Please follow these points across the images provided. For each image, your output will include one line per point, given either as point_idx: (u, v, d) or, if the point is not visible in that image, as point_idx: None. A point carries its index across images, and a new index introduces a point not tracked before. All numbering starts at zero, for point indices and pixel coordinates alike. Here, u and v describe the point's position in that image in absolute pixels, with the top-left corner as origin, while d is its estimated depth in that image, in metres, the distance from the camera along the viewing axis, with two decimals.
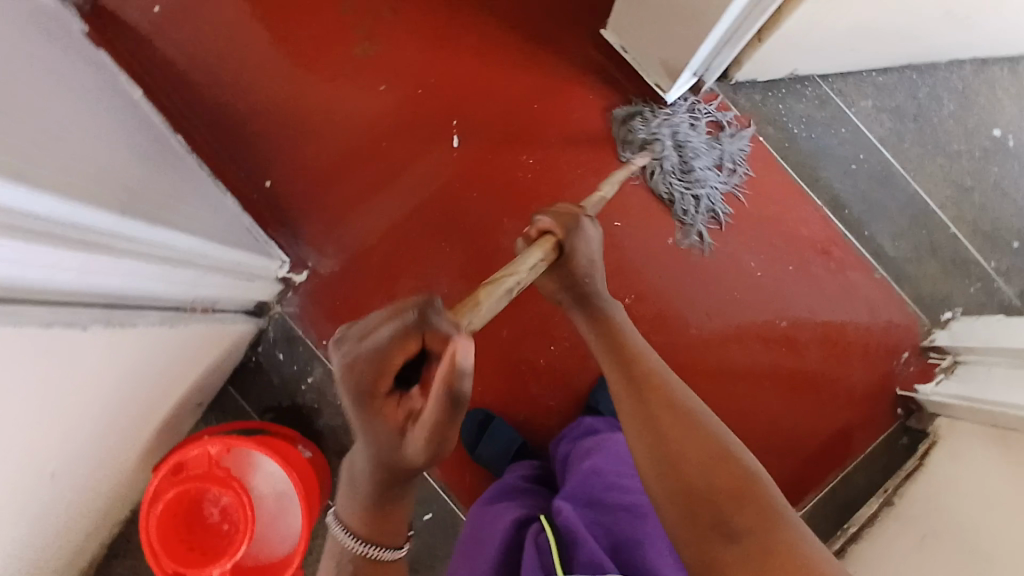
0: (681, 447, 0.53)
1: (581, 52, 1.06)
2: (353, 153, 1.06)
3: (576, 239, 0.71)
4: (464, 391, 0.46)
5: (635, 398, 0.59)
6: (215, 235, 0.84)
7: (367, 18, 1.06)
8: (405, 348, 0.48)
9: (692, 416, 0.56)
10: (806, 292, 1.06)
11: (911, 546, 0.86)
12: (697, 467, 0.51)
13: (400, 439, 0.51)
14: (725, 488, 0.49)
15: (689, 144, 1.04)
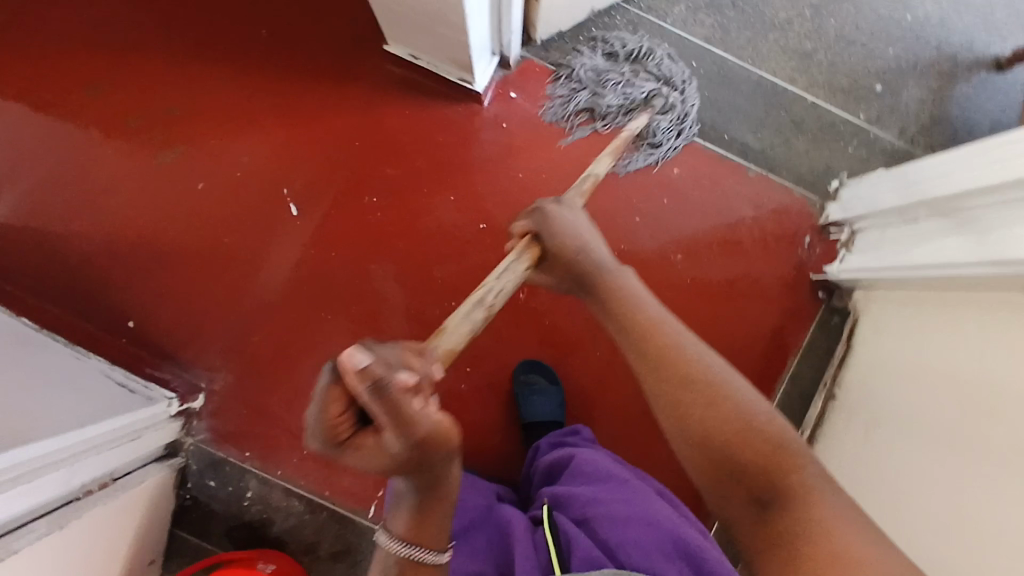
0: (713, 411, 0.47)
1: (381, 74, 1.03)
2: (203, 260, 1.02)
3: (551, 233, 0.68)
4: (378, 387, 0.42)
5: (650, 350, 0.53)
6: (76, 416, 0.81)
7: (164, 125, 1.04)
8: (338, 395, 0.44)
9: (716, 372, 0.50)
10: (691, 218, 1.02)
11: (856, 438, 0.85)
12: (726, 434, 0.46)
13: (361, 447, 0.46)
14: (753, 456, 0.45)
15: (611, 79, 0.98)
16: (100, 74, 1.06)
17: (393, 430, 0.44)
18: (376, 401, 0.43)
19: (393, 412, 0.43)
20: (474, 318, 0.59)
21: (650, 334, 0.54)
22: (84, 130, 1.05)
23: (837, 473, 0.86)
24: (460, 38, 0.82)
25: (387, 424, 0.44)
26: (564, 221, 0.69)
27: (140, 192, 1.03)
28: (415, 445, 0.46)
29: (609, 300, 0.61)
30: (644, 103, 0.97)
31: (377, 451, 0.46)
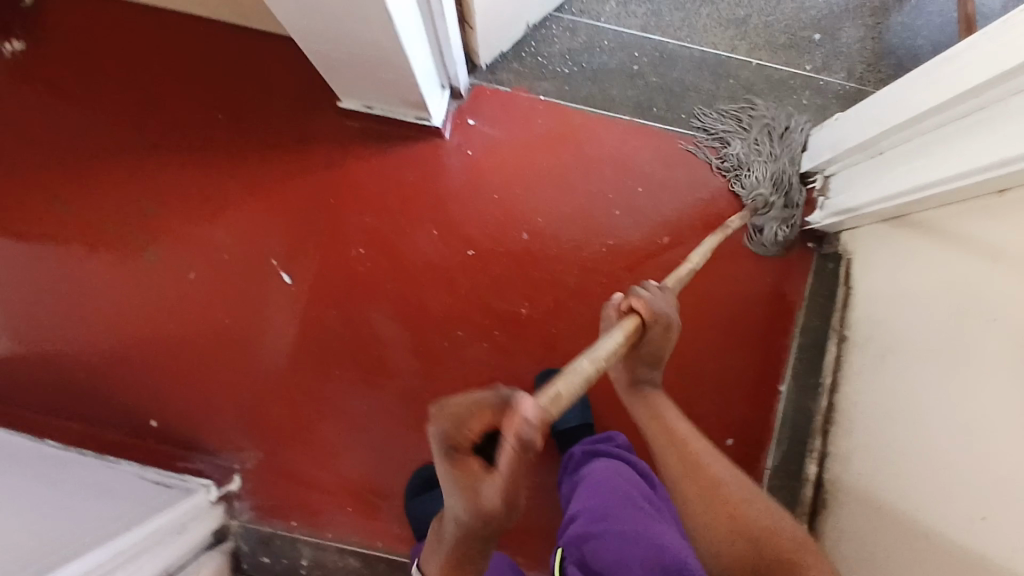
0: (746, 518, 0.58)
1: (341, 130, 1.06)
2: (210, 346, 1.04)
3: (663, 325, 0.65)
4: (529, 449, 0.41)
5: (691, 461, 0.63)
6: (120, 522, 0.82)
7: (146, 226, 1.06)
8: (480, 417, 0.41)
9: (750, 493, 0.61)
10: (669, 199, 1.04)
11: (873, 374, 0.86)
12: (756, 535, 0.56)
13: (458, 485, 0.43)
14: (774, 550, 0.54)
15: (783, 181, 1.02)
16: (68, 190, 1.07)
17: (501, 484, 0.42)
18: (511, 460, 0.41)
19: (516, 475, 0.42)
20: (586, 372, 0.49)
21: (688, 447, 0.65)
22: (67, 246, 1.07)
23: (864, 412, 0.86)
24: (408, 78, 0.85)
25: (502, 484, 0.42)
26: (669, 315, 0.65)
27: (135, 294, 1.05)
28: (499, 519, 0.44)
29: (660, 425, 0.68)
30: (763, 160, 1.02)
31: (470, 488, 0.43)
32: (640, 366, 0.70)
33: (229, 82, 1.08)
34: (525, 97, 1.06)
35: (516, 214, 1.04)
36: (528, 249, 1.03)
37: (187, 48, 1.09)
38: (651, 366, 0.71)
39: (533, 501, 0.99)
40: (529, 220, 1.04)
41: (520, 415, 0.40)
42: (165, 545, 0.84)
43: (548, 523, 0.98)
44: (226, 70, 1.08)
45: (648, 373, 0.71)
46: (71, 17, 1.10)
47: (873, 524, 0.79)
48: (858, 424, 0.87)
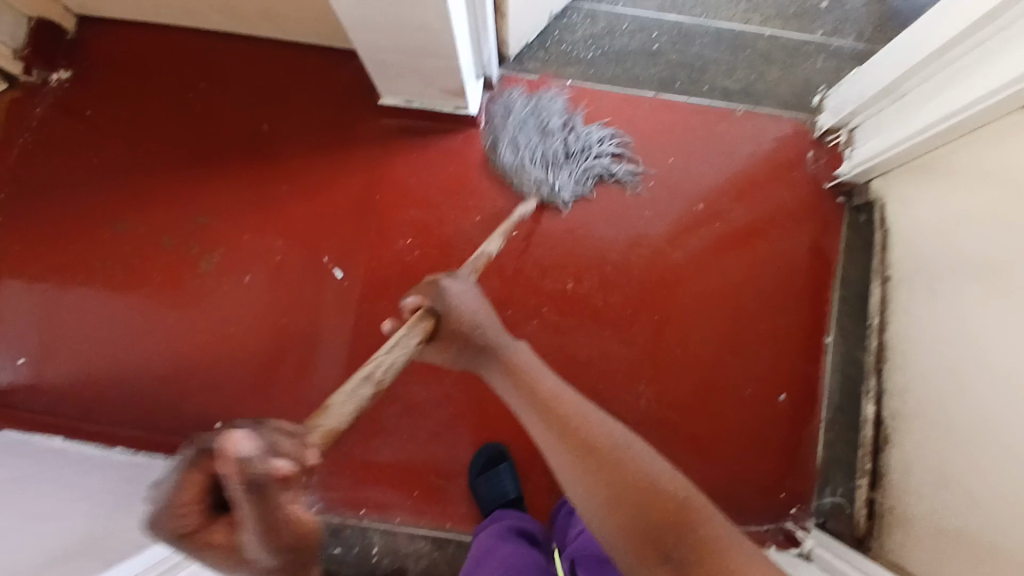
0: (620, 473, 0.55)
1: (380, 128, 1.10)
2: (267, 347, 1.07)
3: (446, 304, 0.68)
4: (260, 482, 0.42)
5: (592, 456, 0.57)
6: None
7: (197, 236, 1.10)
8: (192, 482, 0.44)
9: (621, 439, 0.59)
10: (699, 168, 1.09)
11: (924, 304, 0.89)
12: (640, 498, 0.54)
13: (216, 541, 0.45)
14: (667, 511, 0.53)
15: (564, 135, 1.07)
16: (121, 208, 1.11)
17: (257, 531, 0.43)
18: (250, 500, 0.42)
19: (270, 514, 0.43)
20: (359, 392, 0.56)
21: (581, 442, 0.58)
22: (123, 262, 1.10)
23: (919, 343, 0.89)
24: (447, 64, 0.89)
25: (257, 527, 0.43)
26: (458, 297, 0.69)
27: (191, 302, 1.09)
28: (280, 552, 0.45)
29: (518, 384, 0.66)
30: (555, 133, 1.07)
31: (230, 549, 0.45)
32: (468, 335, 0.68)
33: (269, 93, 1.13)
34: (553, 83, 1.11)
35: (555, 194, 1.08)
36: (567, 227, 1.07)
37: (227, 65, 1.14)
38: (476, 331, 0.68)
39: None
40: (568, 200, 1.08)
41: (237, 453, 0.41)
42: None
43: None
44: (265, 83, 1.13)
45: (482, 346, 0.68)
46: (114, 44, 1.16)
47: (941, 446, 0.81)
48: (915, 356, 0.89)
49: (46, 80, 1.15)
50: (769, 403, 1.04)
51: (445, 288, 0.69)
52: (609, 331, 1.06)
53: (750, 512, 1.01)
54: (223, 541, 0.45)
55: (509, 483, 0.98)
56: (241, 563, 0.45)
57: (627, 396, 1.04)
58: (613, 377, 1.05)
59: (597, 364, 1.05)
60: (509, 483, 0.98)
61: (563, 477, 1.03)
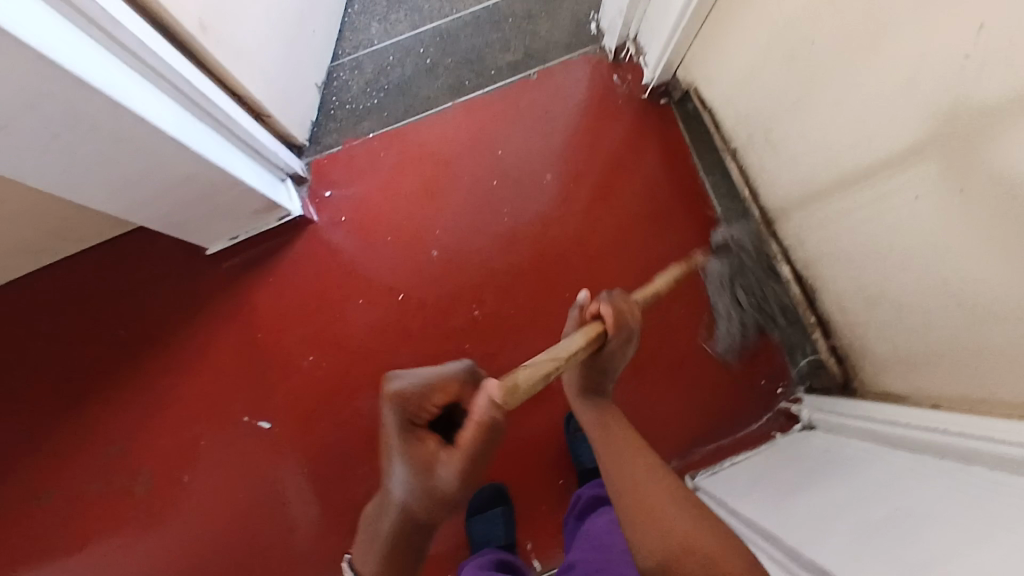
0: (680, 531, 0.56)
1: (227, 272, 1.07)
2: (242, 527, 1.03)
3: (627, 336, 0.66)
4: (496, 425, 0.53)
5: (654, 516, 0.57)
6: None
7: (120, 466, 1.05)
8: (440, 390, 0.58)
9: (688, 501, 0.59)
10: (528, 143, 1.09)
11: (770, 158, 0.90)
12: (697, 556, 0.53)
13: (417, 444, 0.57)
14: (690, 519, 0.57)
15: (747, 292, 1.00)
16: (30, 486, 1.05)
17: (459, 456, 0.54)
18: (475, 441, 0.53)
19: (467, 451, 0.54)
20: (549, 364, 0.57)
21: (644, 502, 0.59)
22: (60, 533, 1.04)
23: (784, 193, 0.90)
24: (243, 190, 0.87)
25: (459, 462, 0.54)
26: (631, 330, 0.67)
27: (147, 531, 1.03)
28: (450, 486, 0.56)
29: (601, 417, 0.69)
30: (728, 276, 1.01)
31: (427, 455, 0.56)
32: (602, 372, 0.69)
33: (108, 299, 1.08)
34: (358, 143, 1.09)
35: (417, 240, 1.07)
36: (445, 262, 1.06)
37: (54, 296, 1.08)
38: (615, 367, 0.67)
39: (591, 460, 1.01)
40: (432, 237, 1.07)
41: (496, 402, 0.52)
42: None
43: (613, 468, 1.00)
44: (99, 291, 1.08)
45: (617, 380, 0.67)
46: None
47: (850, 273, 0.82)
48: (787, 207, 0.90)
49: None
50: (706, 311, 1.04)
51: (629, 317, 0.66)
52: (536, 331, 1.04)
53: (741, 415, 1.02)
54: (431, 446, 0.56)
55: (499, 531, 0.97)
56: (425, 475, 0.56)
57: None
58: None
59: None
60: (500, 531, 0.96)
61: (569, 484, 1.02)
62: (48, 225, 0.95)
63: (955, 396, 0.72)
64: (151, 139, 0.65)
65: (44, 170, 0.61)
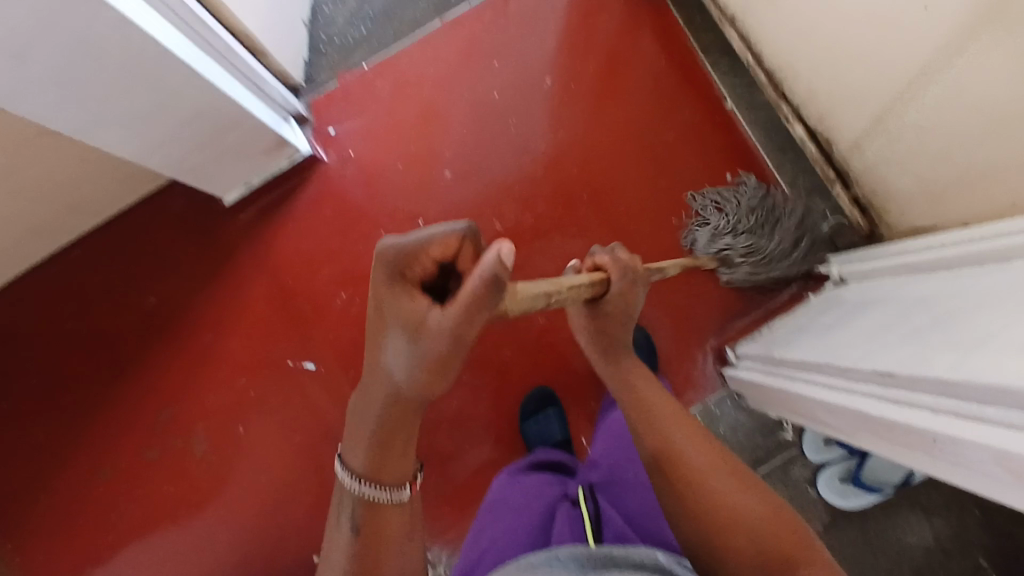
0: (723, 502, 0.55)
1: (246, 222, 1.07)
2: (302, 469, 1.05)
3: (630, 284, 0.64)
4: (501, 289, 0.44)
5: (696, 485, 0.56)
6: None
7: (173, 429, 1.06)
8: (441, 244, 0.47)
9: (737, 475, 0.57)
10: (524, 50, 1.08)
11: (769, 16, 0.89)
12: (737, 525, 0.53)
13: (409, 302, 0.48)
14: (756, 512, 0.54)
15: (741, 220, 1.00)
16: (90, 457, 1.07)
17: (455, 313, 0.45)
18: (477, 294, 0.44)
19: (469, 308, 0.45)
20: (539, 299, 0.52)
21: (687, 471, 0.58)
22: (128, 498, 1.06)
23: (787, 49, 0.90)
24: (250, 124, 0.87)
25: (457, 315, 0.45)
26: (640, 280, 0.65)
27: (211, 483, 1.06)
28: (444, 344, 0.47)
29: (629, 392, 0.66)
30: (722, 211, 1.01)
31: (416, 313, 0.47)
32: (608, 324, 0.66)
33: (133, 270, 1.08)
34: (354, 77, 1.08)
35: (428, 163, 1.07)
36: (459, 180, 1.06)
37: (80, 275, 1.09)
38: (619, 316, 0.66)
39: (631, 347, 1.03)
40: (442, 159, 1.07)
41: (500, 256, 0.43)
42: None
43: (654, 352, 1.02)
44: (123, 261, 1.08)
45: (619, 336, 0.67)
46: None
47: (861, 113, 0.82)
48: (792, 64, 0.90)
49: None
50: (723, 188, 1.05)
51: (631, 263, 0.65)
52: (558, 233, 1.05)
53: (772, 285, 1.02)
54: (422, 303, 0.48)
55: (554, 427, 1.00)
56: (413, 335, 0.48)
57: None
58: None
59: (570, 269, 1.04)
60: (554, 427, 0.99)
61: None
62: (65, 194, 0.95)
63: (980, 210, 0.72)
64: (157, 60, 0.65)
65: (43, 99, 0.61)
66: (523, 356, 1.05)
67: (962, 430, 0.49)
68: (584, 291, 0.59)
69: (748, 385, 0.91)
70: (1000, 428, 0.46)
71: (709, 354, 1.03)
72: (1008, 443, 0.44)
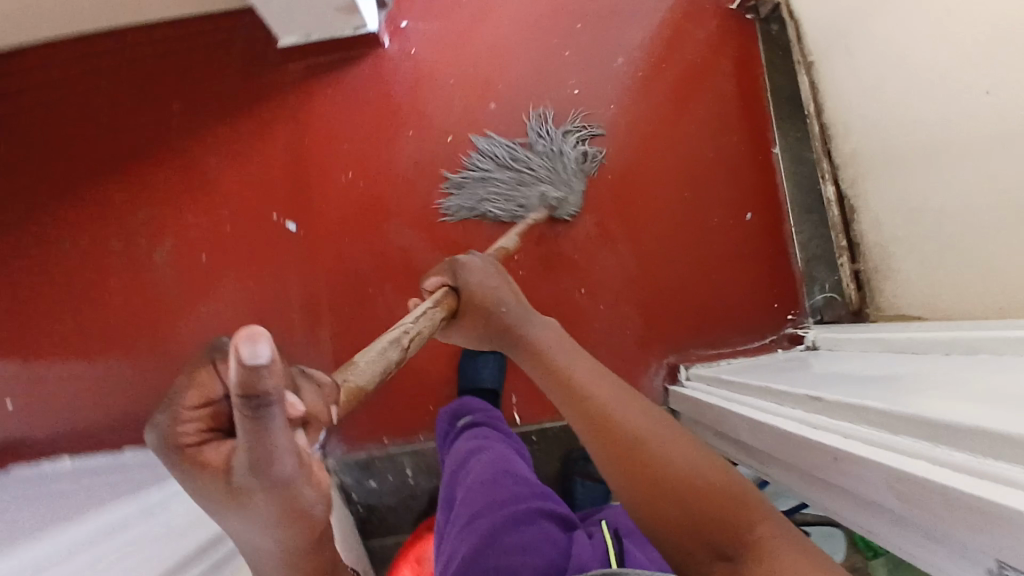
0: (664, 474, 0.48)
1: (290, 73, 1.09)
2: (244, 318, 1.05)
3: (466, 279, 0.69)
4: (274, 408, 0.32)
5: (636, 455, 0.50)
6: (158, 559, 0.57)
7: (142, 233, 1.07)
8: (192, 384, 0.35)
9: (674, 438, 0.51)
10: (608, 23, 1.09)
11: (845, 68, 0.90)
12: (677, 499, 0.46)
13: (196, 472, 0.35)
14: (698, 486, 0.47)
15: (529, 156, 1.04)
16: (56, 228, 1.07)
17: (249, 456, 0.33)
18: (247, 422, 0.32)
19: (263, 440, 0.32)
20: (390, 353, 0.54)
21: (616, 431, 0.52)
22: (74, 279, 1.06)
23: (850, 105, 0.90)
24: None
25: (251, 447, 0.32)
26: (478, 271, 0.70)
27: (155, 297, 1.06)
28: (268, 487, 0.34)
29: (539, 363, 0.62)
30: (516, 192, 1.03)
31: (214, 475, 0.34)
32: (488, 313, 0.67)
33: (170, 74, 1.10)
34: None
35: (479, 89, 1.08)
36: (500, 116, 1.07)
37: (120, 60, 1.10)
38: (497, 306, 0.67)
39: (592, 333, 1.04)
40: (493, 90, 1.08)
41: (244, 364, 0.30)
42: None
43: (608, 344, 1.04)
44: (164, 63, 1.10)
45: (501, 329, 0.67)
46: None
47: (896, 187, 0.82)
48: (848, 121, 0.91)
49: None
50: (739, 224, 1.05)
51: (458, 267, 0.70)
52: None
53: (750, 330, 1.04)
54: (219, 456, 0.35)
55: (488, 374, 1.00)
56: (238, 501, 0.35)
57: (605, 255, 1.05)
58: (585, 244, 1.05)
59: (568, 238, 1.06)
60: (486, 372, 1.00)
61: None
62: None
63: (968, 306, 0.72)
64: None
65: None
66: None
67: (865, 450, 0.48)
68: (435, 316, 0.64)
69: (686, 405, 0.92)
70: (901, 454, 0.45)
71: (662, 366, 1.04)
72: (902, 465, 0.43)
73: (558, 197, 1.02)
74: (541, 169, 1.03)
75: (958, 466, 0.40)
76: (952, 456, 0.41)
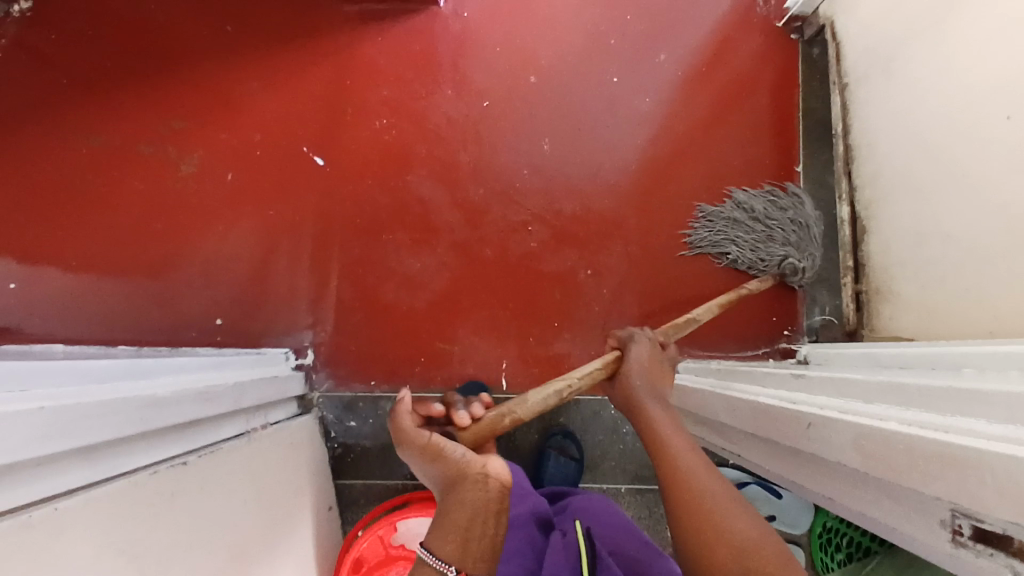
0: (723, 533, 0.47)
1: (343, 15, 1.12)
2: (256, 242, 1.07)
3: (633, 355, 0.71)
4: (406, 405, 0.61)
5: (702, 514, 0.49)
6: (142, 422, 0.58)
7: (174, 142, 1.09)
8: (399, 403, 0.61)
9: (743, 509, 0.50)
10: (658, 21, 1.12)
11: (880, 93, 0.92)
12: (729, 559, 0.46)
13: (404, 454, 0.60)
14: (747, 545, 0.46)
15: (761, 211, 1.04)
16: (92, 123, 1.10)
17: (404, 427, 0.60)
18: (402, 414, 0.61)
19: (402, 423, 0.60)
20: (551, 397, 0.65)
21: (691, 490, 0.51)
22: (100, 175, 1.08)
23: (879, 129, 0.92)
24: None
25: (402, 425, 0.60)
26: (642, 350, 0.72)
27: (175, 206, 1.08)
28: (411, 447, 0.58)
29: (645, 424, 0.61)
30: (757, 244, 1.03)
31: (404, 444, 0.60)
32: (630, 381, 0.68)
33: None
34: None
35: (521, 61, 1.11)
36: (537, 90, 1.10)
37: None
38: (637, 377, 0.68)
39: (590, 314, 1.06)
40: (535, 64, 1.11)
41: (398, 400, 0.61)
42: (263, 379, 0.88)
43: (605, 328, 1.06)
44: None
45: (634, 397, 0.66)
46: None
47: (909, 211, 0.84)
48: (873, 146, 0.93)
49: (8, 12, 1.12)
50: None
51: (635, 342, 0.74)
52: (592, 185, 1.08)
53: (743, 337, 1.06)
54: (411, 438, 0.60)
55: None
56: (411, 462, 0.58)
57: (616, 241, 1.07)
58: (599, 227, 1.07)
59: (584, 219, 1.08)
60: None
61: (563, 328, 1.06)
62: None
63: (959, 329, 0.74)
64: None
65: None
66: (500, 265, 1.07)
67: (838, 416, 0.50)
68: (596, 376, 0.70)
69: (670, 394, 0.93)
70: (872, 418, 0.46)
71: None
72: (872, 424, 0.45)
73: (789, 254, 1.01)
74: (791, 232, 1.02)
75: (925, 424, 0.41)
76: (920, 417, 0.43)
